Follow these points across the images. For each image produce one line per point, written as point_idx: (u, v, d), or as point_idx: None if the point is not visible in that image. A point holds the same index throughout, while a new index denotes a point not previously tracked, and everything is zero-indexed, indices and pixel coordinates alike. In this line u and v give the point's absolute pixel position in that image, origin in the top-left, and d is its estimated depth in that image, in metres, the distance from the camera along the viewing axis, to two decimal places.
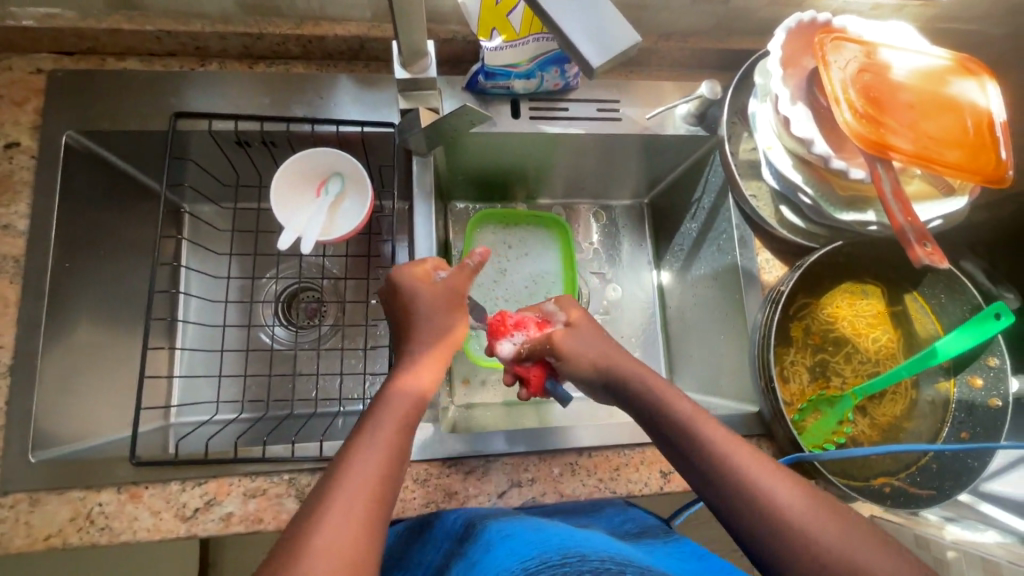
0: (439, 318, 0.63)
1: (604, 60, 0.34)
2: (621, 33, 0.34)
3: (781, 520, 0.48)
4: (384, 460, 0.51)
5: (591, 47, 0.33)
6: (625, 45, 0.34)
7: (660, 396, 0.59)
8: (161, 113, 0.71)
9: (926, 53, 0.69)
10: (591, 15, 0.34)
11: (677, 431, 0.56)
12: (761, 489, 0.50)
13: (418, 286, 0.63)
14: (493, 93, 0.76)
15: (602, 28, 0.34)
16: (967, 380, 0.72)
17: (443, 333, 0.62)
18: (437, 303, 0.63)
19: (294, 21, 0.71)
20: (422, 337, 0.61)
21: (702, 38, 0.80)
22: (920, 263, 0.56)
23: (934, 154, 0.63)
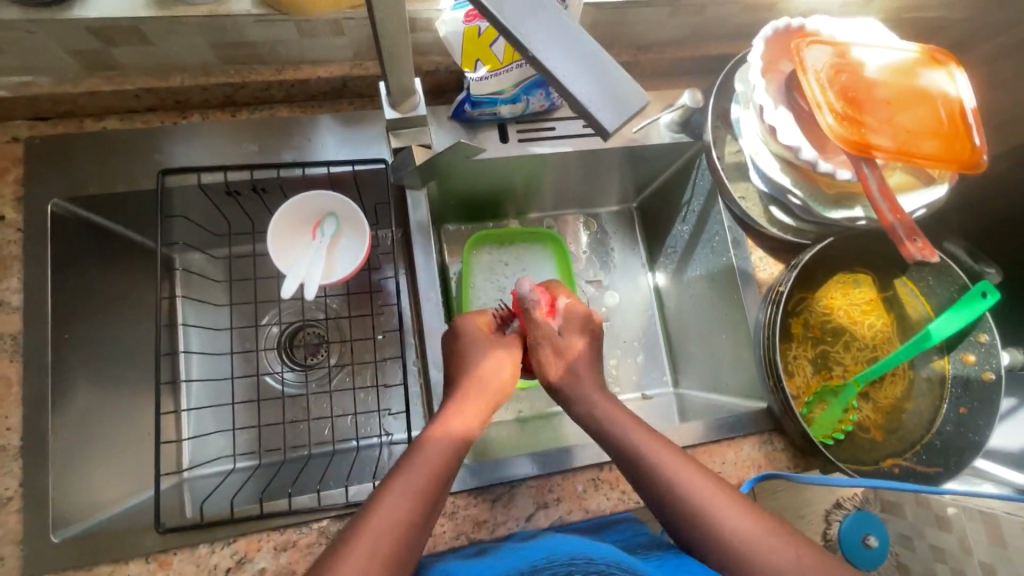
0: (490, 360, 0.66)
1: (620, 122, 0.33)
2: (631, 95, 0.34)
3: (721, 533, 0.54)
4: (410, 504, 0.52)
5: (607, 111, 0.33)
6: (636, 111, 0.33)
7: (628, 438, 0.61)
8: (147, 172, 0.70)
9: (896, 47, 0.71)
10: (598, 76, 0.34)
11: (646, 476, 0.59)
12: (708, 503, 0.55)
13: (471, 333, 0.68)
14: (480, 120, 0.77)
15: (610, 93, 0.33)
16: (960, 356, 0.75)
17: (492, 377, 0.65)
18: (492, 352, 0.67)
19: (275, 67, 0.70)
20: (470, 379, 0.64)
21: (680, 47, 0.81)
22: (913, 258, 0.58)
23: (913, 148, 0.65)
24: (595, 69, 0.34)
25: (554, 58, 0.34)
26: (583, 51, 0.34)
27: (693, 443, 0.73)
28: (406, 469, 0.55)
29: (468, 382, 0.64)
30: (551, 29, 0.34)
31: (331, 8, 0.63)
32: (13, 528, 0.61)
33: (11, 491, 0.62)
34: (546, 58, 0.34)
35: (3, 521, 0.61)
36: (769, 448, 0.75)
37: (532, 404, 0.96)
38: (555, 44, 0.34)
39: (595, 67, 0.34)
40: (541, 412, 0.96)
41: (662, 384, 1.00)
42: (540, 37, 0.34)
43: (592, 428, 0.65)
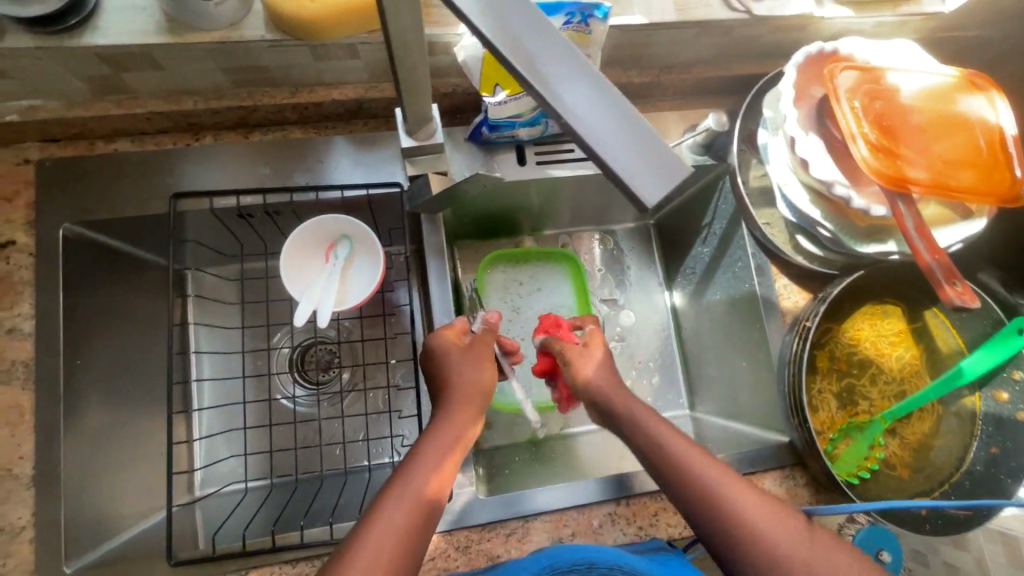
0: (477, 366, 0.62)
1: (662, 195, 0.30)
2: (674, 165, 0.31)
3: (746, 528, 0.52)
4: (401, 527, 0.50)
5: (648, 186, 0.30)
6: (679, 181, 0.30)
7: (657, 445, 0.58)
8: (160, 195, 0.69)
9: (933, 71, 0.68)
10: (634, 143, 0.31)
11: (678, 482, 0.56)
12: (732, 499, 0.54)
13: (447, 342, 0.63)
14: (497, 142, 0.75)
15: (647, 160, 0.31)
16: (993, 393, 0.72)
17: (474, 386, 0.61)
18: (469, 359, 0.62)
19: (289, 89, 0.69)
20: (457, 388, 0.60)
21: (704, 67, 0.78)
22: (952, 304, 0.55)
23: (951, 180, 0.63)
24: (632, 134, 0.31)
25: (590, 125, 0.31)
26: (621, 114, 0.31)
27: None
28: (401, 485, 0.52)
29: (455, 391, 0.60)
30: (585, 90, 0.31)
31: (347, 33, 0.61)
32: (24, 558, 0.61)
33: (23, 521, 0.62)
34: (577, 125, 0.31)
35: (14, 550, 0.61)
36: (790, 484, 0.73)
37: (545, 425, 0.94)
38: (591, 108, 0.31)
39: (634, 133, 0.31)
40: (555, 434, 0.94)
41: (678, 407, 0.97)
42: (575, 100, 0.31)
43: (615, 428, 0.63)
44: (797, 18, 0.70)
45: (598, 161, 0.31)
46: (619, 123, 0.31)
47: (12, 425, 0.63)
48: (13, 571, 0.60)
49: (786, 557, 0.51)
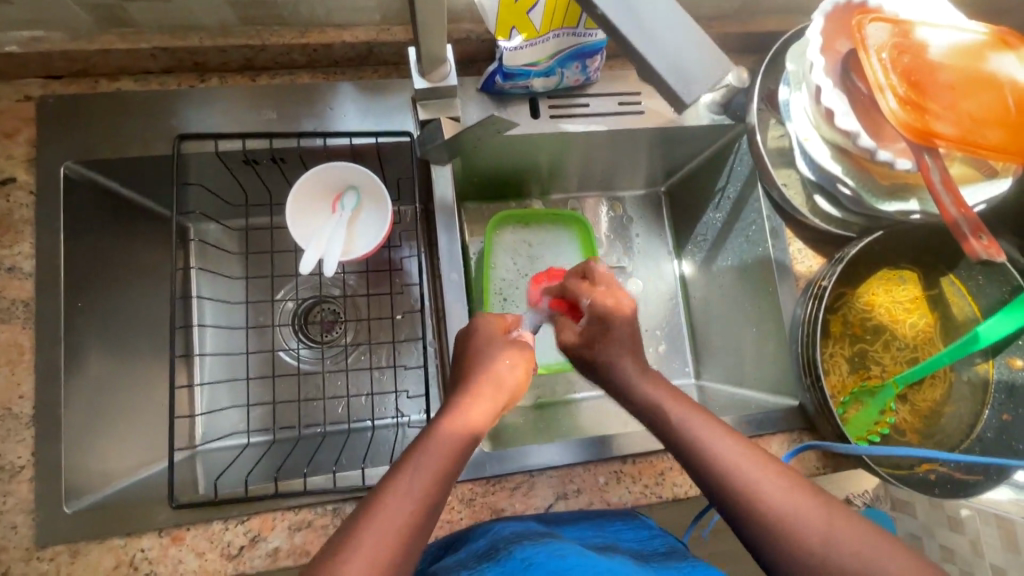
0: (500, 360, 0.60)
1: (697, 96, 0.33)
2: (712, 68, 0.33)
3: (785, 508, 0.48)
4: (411, 508, 0.46)
5: (685, 85, 0.33)
6: (718, 82, 0.33)
7: (700, 447, 0.53)
8: (162, 135, 0.67)
9: (962, 28, 0.66)
10: (674, 45, 0.33)
11: (726, 491, 0.50)
12: (765, 475, 0.50)
13: (483, 334, 0.62)
14: (510, 93, 0.73)
15: (685, 61, 0.33)
16: (1007, 360, 0.71)
17: (499, 379, 0.59)
18: (495, 351, 0.61)
19: (298, 29, 0.67)
20: (475, 382, 0.57)
21: (724, 22, 0.76)
22: (977, 256, 0.53)
23: (978, 137, 0.61)
24: (673, 34, 0.34)
25: (632, 29, 0.34)
26: (659, 19, 0.34)
27: None
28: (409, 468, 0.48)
29: (475, 382, 0.57)
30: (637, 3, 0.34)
31: None
32: (24, 497, 0.60)
33: (23, 460, 0.61)
34: (622, 24, 0.33)
35: (14, 489, 0.60)
36: (798, 448, 0.72)
37: (550, 390, 0.93)
38: (632, 17, 0.34)
39: (674, 39, 0.33)
40: (560, 399, 0.93)
41: (683, 376, 0.97)
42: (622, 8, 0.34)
43: (647, 416, 0.59)
44: None
45: (641, 60, 0.33)
46: (663, 27, 0.33)
47: (12, 363, 0.62)
48: (13, 509, 0.60)
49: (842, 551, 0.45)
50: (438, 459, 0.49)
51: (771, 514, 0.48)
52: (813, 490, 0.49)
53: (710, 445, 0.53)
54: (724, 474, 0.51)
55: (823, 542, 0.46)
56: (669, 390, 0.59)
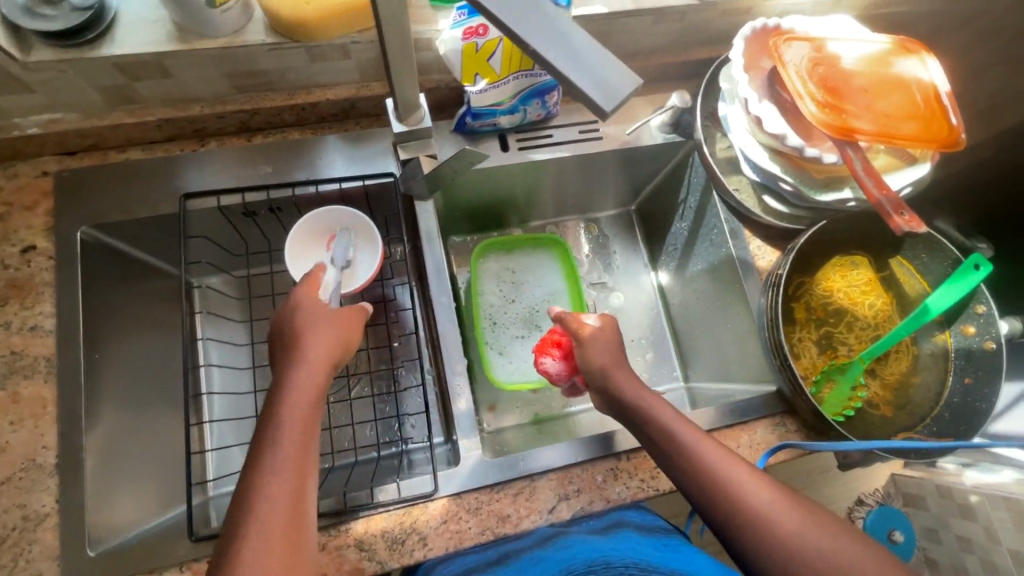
0: (320, 330, 0.60)
1: (614, 103, 0.38)
2: (624, 80, 0.38)
3: (753, 516, 0.56)
4: (289, 486, 0.49)
5: (601, 96, 0.38)
6: (629, 93, 0.38)
7: (694, 465, 0.59)
8: (169, 196, 0.74)
9: (868, 40, 0.76)
10: (592, 66, 0.39)
11: (723, 507, 0.57)
12: (738, 488, 0.57)
13: (308, 307, 0.61)
14: (480, 132, 0.82)
15: (601, 77, 0.38)
16: (961, 328, 0.77)
17: (337, 342, 0.60)
18: (314, 310, 0.61)
19: (287, 92, 0.75)
20: (309, 348, 0.58)
21: (665, 53, 0.85)
22: (901, 230, 0.61)
23: (894, 130, 0.69)
24: (590, 58, 0.39)
25: (559, 56, 0.39)
26: (578, 47, 0.39)
27: (705, 429, 0.75)
28: (270, 455, 0.51)
29: (307, 347, 0.58)
30: (560, 36, 0.40)
31: (338, 33, 0.67)
32: (50, 544, 0.62)
33: (47, 509, 0.64)
34: (548, 54, 0.39)
35: (39, 537, 0.63)
36: (783, 430, 0.76)
37: (546, 404, 0.97)
38: (558, 46, 0.39)
39: (591, 61, 0.39)
40: (556, 413, 0.97)
41: (673, 380, 1.01)
42: (548, 42, 0.39)
43: (646, 432, 0.64)
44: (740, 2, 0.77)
45: (564, 79, 0.39)
46: (581, 52, 0.39)
47: (35, 416, 0.66)
48: (39, 557, 0.62)
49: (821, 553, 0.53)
50: (298, 429, 0.53)
51: (757, 533, 0.55)
52: (793, 502, 0.56)
53: (708, 472, 0.58)
54: (722, 491, 0.57)
55: (788, 551, 0.54)
56: (658, 399, 0.66)
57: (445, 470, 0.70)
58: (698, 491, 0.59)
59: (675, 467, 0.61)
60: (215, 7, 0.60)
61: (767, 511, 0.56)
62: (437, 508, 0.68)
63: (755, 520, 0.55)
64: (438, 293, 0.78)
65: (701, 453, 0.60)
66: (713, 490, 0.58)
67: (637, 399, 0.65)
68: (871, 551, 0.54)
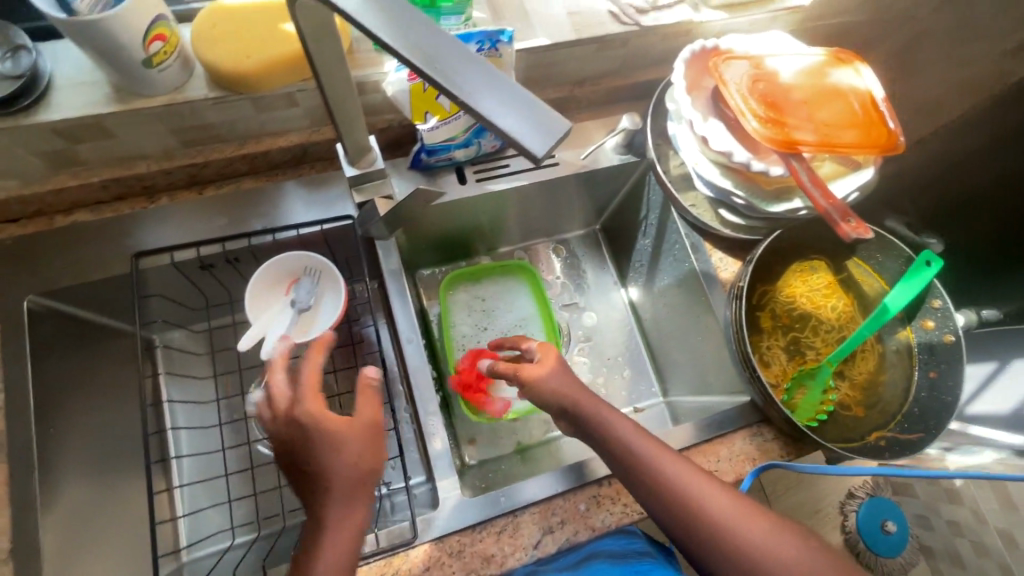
0: (340, 462, 0.54)
1: (549, 146, 0.36)
2: (556, 122, 0.37)
3: (716, 531, 0.56)
4: None
5: (535, 139, 0.36)
6: (564, 134, 0.36)
7: (656, 483, 0.59)
8: (120, 256, 0.72)
9: (804, 53, 0.78)
10: (522, 110, 0.37)
11: (687, 524, 0.57)
12: (701, 504, 0.57)
13: (327, 431, 0.54)
14: (437, 167, 0.82)
15: (532, 120, 0.37)
16: (920, 323, 0.79)
17: (362, 468, 0.54)
18: (340, 437, 0.54)
19: (236, 143, 0.74)
20: (336, 483, 0.53)
21: (612, 78, 0.87)
22: (851, 237, 0.63)
23: (835, 139, 0.71)
24: (518, 102, 0.37)
25: (484, 101, 0.37)
26: (504, 91, 0.37)
27: (685, 445, 0.75)
28: None
29: (336, 485, 0.53)
30: (484, 82, 0.38)
31: (282, 82, 0.66)
32: None
33: None
34: (472, 100, 0.37)
35: None
36: (760, 440, 0.77)
37: (528, 432, 0.96)
38: (484, 92, 0.37)
39: (520, 106, 0.37)
40: (539, 440, 0.96)
41: (652, 395, 1.01)
42: (472, 87, 0.37)
43: (607, 450, 0.63)
44: (679, 25, 0.79)
45: (492, 126, 0.36)
46: (507, 97, 0.37)
47: None
48: None
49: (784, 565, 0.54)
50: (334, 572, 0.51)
51: (723, 548, 0.55)
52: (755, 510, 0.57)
53: (671, 488, 0.58)
54: (686, 508, 0.57)
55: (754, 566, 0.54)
56: (617, 414, 0.64)
57: (425, 514, 0.68)
58: (661, 509, 0.58)
59: (637, 484, 0.60)
60: (152, 66, 0.59)
61: (730, 525, 0.56)
62: (419, 555, 0.66)
63: (718, 532, 0.56)
64: (403, 331, 0.77)
65: (663, 469, 0.59)
66: (675, 507, 0.57)
67: (597, 415, 0.64)
68: (833, 560, 0.55)
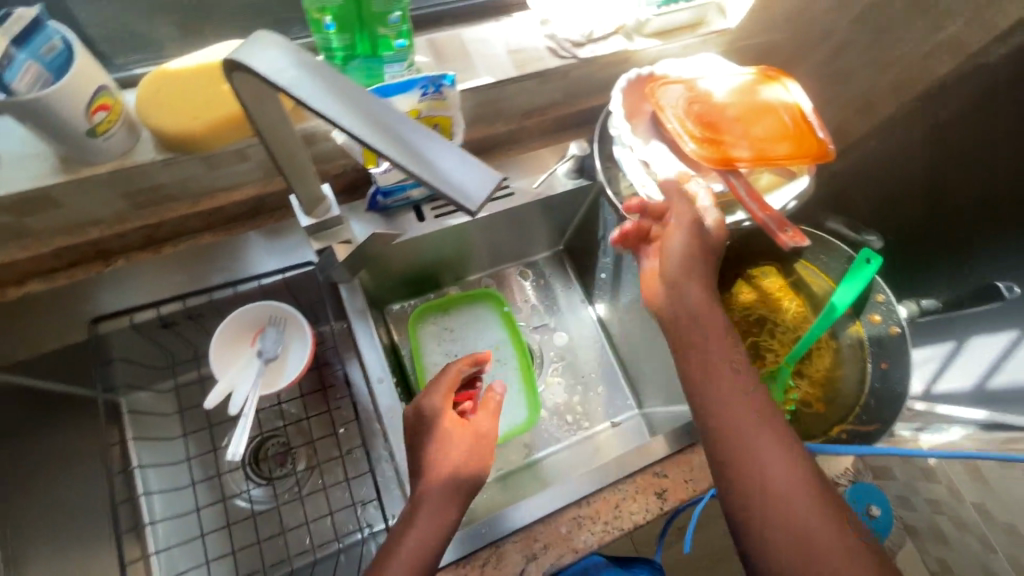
0: (446, 461, 0.64)
1: (482, 198, 0.38)
2: (486, 175, 0.39)
3: (775, 502, 0.57)
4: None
5: (467, 193, 0.38)
6: (494, 187, 0.39)
7: (745, 444, 0.60)
8: (76, 323, 0.71)
9: (734, 73, 0.83)
10: (453, 166, 0.39)
11: (753, 488, 0.58)
12: (768, 467, 0.58)
13: (448, 428, 0.66)
14: (395, 207, 0.84)
15: (464, 176, 0.39)
16: (868, 317, 0.83)
17: (463, 467, 0.64)
18: (457, 438, 0.65)
19: (190, 201, 0.75)
20: (441, 471, 0.63)
21: (558, 107, 0.91)
22: (788, 246, 0.68)
23: (769, 152, 0.75)
24: (450, 158, 0.40)
25: (417, 158, 0.39)
26: (435, 148, 0.40)
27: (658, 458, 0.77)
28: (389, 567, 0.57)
29: (436, 477, 0.62)
30: (416, 139, 0.40)
31: (229, 139, 0.67)
32: None
33: None
34: (404, 157, 0.39)
35: None
36: None
37: (507, 459, 0.96)
38: (415, 151, 0.40)
39: (452, 161, 0.40)
40: (519, 465, 0.96)
41: (628, 409, 1.03)
42: (404, 146, 0.40)
43: (703, 399, 0.64)
44: (615, 55, 0.83)
45: (425, 180, 0.38)
46: (439, 154, 0.40)
47: None
48: None
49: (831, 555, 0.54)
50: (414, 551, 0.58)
51: (775, 517, 0.57)
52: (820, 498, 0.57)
53: (751, 451, 0.59)
54: (756, 474, 0.58)
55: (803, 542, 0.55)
56: (740, 366, 0.65)
57: None
58: (733, 468, 0.60)
59: (719, 441, 0.61)
60: (97, 136, 0.60)
61: (789, 501, 0.57)
62: None
63: (771, 505, 0.57)
64: (370, 370, 0.77)
65: (749, 432, 0.60)
66: (741, 473, 0.59)
67: (720, 357, 0.65)
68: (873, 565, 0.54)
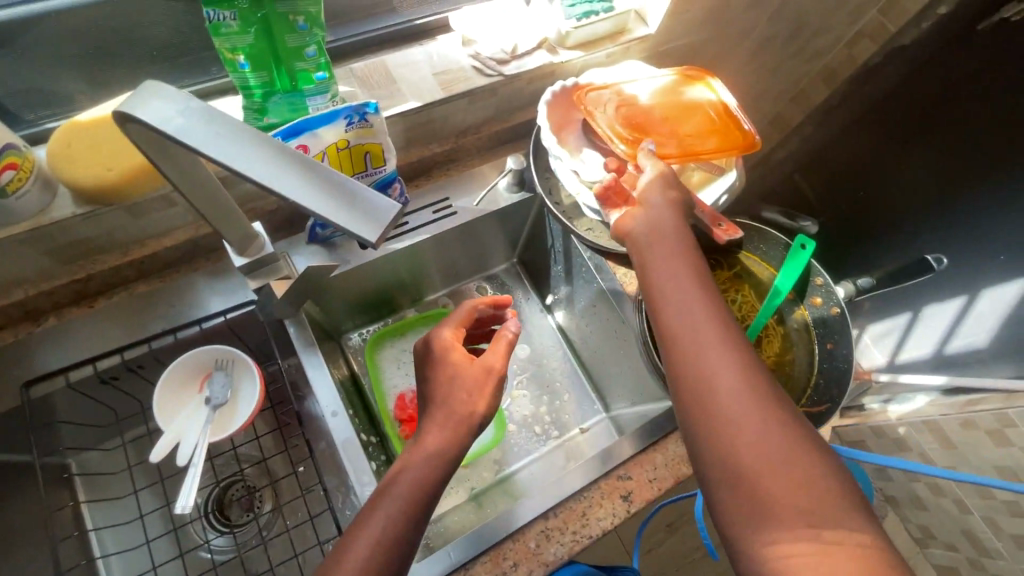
0: (435, 430, 0.60)
1: (379, 232, 0.40)
2: (384, 207, 0.41)
3: (723, 404, 0.52)
4: (385, 527, 0.53)
5: (365, 228, 0.40)
6: (392, 218, 0.41)
7: (693, 346, 0.55)
8: (6, 389, 0.68)
9: (657, 76, 0.85)
10: (344, 201, 0.41)
11: (702, 392, 0.53)
12: (716, 371, 0.53)
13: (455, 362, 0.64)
14: (336, 237, 0.83)
15: (361, 210, 0.41)
16: (810, 301, 0.86)
17: (469, 410, 0.61)
18: (464, 376, 0.63)
19: (120, 251, 0.73)
20: (444, 405, 0.61)
21: (492, 123, 0.92)
22: (724, 240, 0.71)
23: (695, 151, 0.77)
24: (342, 194, 0.41)
25: (306, 195, 0.40)
26: (327, 183, 0.41)
27: (621, 460, 0.77)
28: (379, 505, 0.55)
29: (443, 414, 0.61)
30: (303, 170, 0.41)
31: (149, 187, 0.66)
32: None
33: None
34: (291, 194, 0.40)
35: None
36: None
37: (479, 478, 0.94)
38: (312, 185, 0.41)
39: (347, 194, 0.41)
40: (492, 482, 0.95)
41: (596, 413, 1.03)
42: (290, 180, 0.40)
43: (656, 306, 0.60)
44: (540, 69, 0.84)
45: (318, 217, 0.40)
46: (333, 188, 0.41)
47: None
48: None
49: (782, 459, 0.48)
50: (404, 493, 0.56)
51: (722, 421, 0.51)
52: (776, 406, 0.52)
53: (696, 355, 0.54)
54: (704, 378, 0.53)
55: (748, 446, 0.49)
56: (696, 275, 0.61)
57: None
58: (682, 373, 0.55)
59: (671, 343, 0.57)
60: (7, 195, 0.58)
61: (739, 406, 0.51)
62: None
63: (715, 408, 0.52)
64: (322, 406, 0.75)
65: (698, 334, 0.55)
66: (701, 404, 0.53)
67: (673, 269, 0.61)
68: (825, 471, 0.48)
